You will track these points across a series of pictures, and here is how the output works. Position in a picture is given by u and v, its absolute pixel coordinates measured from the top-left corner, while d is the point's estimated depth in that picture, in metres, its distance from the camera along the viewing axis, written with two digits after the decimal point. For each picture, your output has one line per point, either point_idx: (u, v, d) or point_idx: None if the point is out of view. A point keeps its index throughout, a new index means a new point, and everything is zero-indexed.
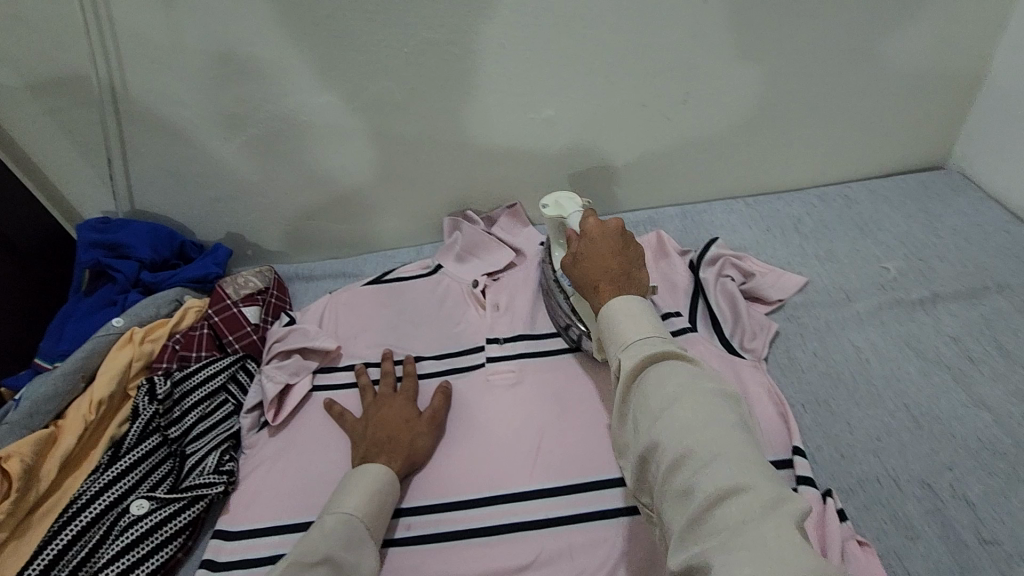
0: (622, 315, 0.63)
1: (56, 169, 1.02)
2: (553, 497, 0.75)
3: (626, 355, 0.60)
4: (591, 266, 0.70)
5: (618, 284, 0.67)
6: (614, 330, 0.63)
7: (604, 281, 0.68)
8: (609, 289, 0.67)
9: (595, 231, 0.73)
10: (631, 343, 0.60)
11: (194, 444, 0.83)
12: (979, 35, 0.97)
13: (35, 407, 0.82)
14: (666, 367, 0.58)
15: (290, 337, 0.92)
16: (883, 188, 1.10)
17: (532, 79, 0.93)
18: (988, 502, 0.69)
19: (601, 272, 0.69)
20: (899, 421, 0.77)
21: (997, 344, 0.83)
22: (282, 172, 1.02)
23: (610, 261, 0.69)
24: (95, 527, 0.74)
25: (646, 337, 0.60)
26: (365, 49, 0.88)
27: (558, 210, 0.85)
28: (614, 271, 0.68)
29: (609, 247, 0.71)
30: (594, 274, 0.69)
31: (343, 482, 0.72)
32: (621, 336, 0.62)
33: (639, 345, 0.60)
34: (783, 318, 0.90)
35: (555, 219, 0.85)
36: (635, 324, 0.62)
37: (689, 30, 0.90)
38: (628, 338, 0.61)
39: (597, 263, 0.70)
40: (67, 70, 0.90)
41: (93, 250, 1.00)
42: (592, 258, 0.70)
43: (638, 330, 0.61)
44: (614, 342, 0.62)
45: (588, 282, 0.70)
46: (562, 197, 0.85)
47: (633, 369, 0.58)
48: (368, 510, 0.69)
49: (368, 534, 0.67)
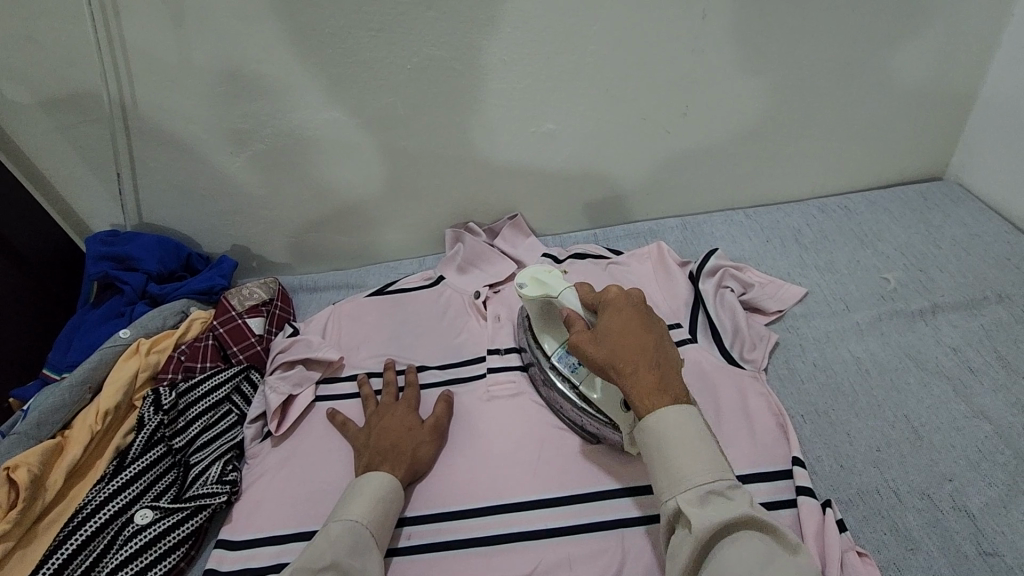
0: (680, 449, 0.58)
1: (66, 184, 1.04)
2: (553, 507, 0.76)
3: (694, 509, 0.56)
4: (623, 346, 0.63)
5: (660, 377, 0.61)
6: (673, 467, 0.58)
7: (642, 366, 0.61)
8: (649, 380, 0.61)
9: (620, 306, 0.67)
10: (696, 491, 0.56)
11: (198, 454, 0.84)
12: (976, 48, 0.98)
13: (42, 417, 0.83)
14: (744, 537, 0.54)
15: (294, 348, 0.93)
16: (883, 199, 1.11)
17: (533, 94, 0.95)
18: (988, 513, 0.68)
19: (636, 355, 0.62)
20: (899, 431, 0.77)
21: (997, 354, 0.83)
22: (287, 185, 1.04)
23: (643, 342, 0.63)
24: (100, 536, 0.74)
25: (714, 485, 0.56)
26: (368, 66, 0.90)
27: (538, 288, 0.78)
28: (651, 356, 0.62)
29: (635, 325, 0.64)
30: (627, 359, 0.62)
31: (348, 488, 0.73)
32: (681, 477, 0.57)
33: (708, 497, 0.56)
34: (782, 328, 0.91)
35: (538, 297, 0.78)
36: (696, 465, 0.57)
37: (687, 45, 0.92)
38: (693, 484, 0.57)
39: (626, 345, 0.63)
40: (78, 87, 0.92)
41: (101, 263, 1.01)
42: (623, 335, 0.63)
43: (701, 474, 0.57)
44: (671, 480, 0.58)
45: (619, 364, 0.62)
46: (540, 273, 0.79)
47: (706, 534, 0.54)
48: (374, 516, 0.69)
49: (374, 540, 0.68)
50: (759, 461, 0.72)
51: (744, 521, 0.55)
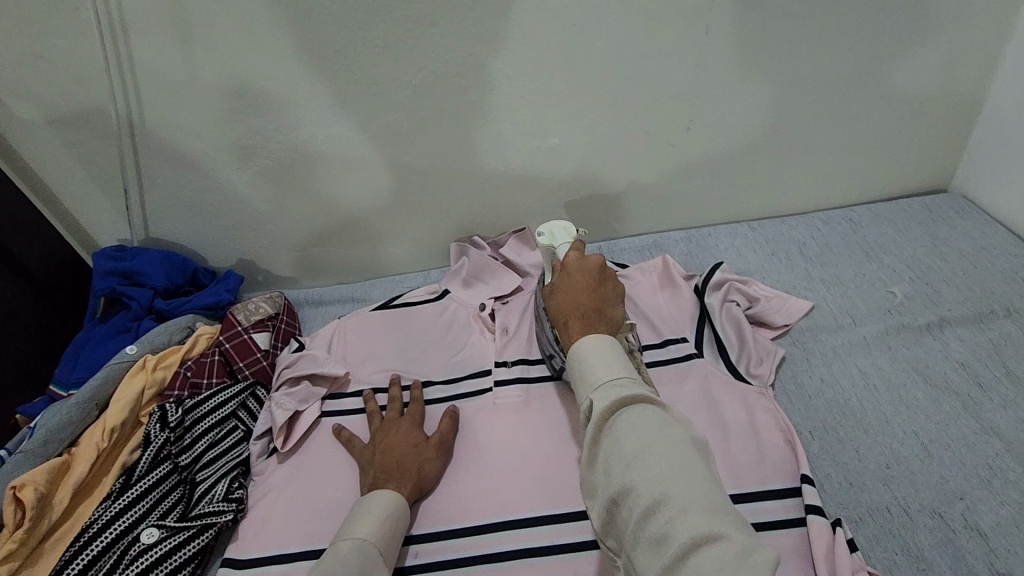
0: (591, 356, 0.61)
1: (74, 200, 1.05)
2: (562, 523, 0.75)
3: (598, 395, 0.57)
4: (565, 302, 0.70)
5: (588, 321, 0.66)
6: (585, 371, 0.61)
7: (575, 316, 0.67)
8: (580, 325, 0.66)
9: (573, 266, 0.74)
10: (602, 385, 0.58)
11: (204, 471, 0.84)
12: (978, 62, 0.98)
13: (49, 435, 0.83)
14: (637, 409, 0.55)
15: (299, 363, 0.93)
16: (888, 211, 1.10)
17: (537, 110, 0.95)
18: (1000, 532, 0.68)
19: (573, 308, 0.68)
20: (908, 448, 0.76)
21: (1006, 369, 0.83)
22: (293, 201, 1.05)
23: (583, 298, 0.69)
24: (106, 555, 0.74)
25: (617, 378, 0.58)
26: (374, 83, 0.91)
27: (550, 239, 0.85)
28: (586, 308, 0.68)
29: (584, 283, 0.71)
30: (566, 307, 0.69)
31: (354, 509, 0.73)
32: (591, 375, 0.60)
33: (611, 386, 0.58)
34: (788, 342, 0.91)
35: (545, 248, 0.85)
36: (605, 365, 0.60)
37: (690, 60, 0.92)
38: (599, 378, 0.59)
39: (571, 297, 0.70)
40: (87, 105, 0.93)
41: (108, 278, 1.02)
42: (569, 292, 0.71)
43: (608, 370, 0.59)
44: (584, 382, 0.60)
45: (560, 316, 0.69)
46: (557, 227, 0.86)
47: (604, 410, 0.56)
48: (381, 534, 0.69)
49: (381, 559, 0.67)
50: (766, 478, 0.72)
51: (640, 396, 0.56)
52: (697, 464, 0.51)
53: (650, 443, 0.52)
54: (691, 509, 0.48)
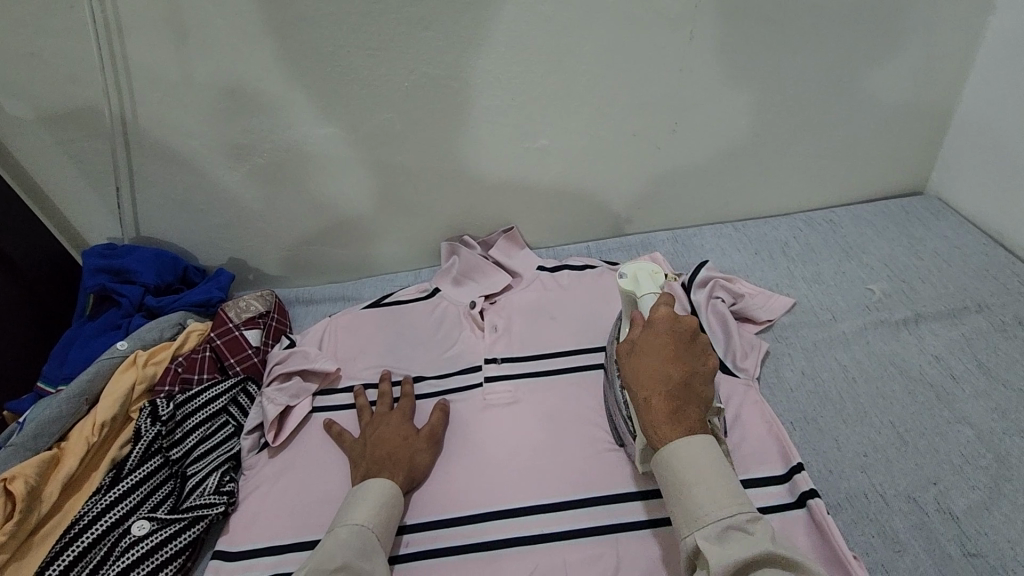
0: (694, 480, 0.60)
1: (63, 197, 1.05)
2: (552, 512, 0.77)
3: (713, 549, 0.56)
4: (646, 376, 0.65)
5: (674, 407, 0.63)
6: (686, 501, 0.60)
7: (657, 397, 0.63)
8: (661, 409, 0.63)
9: (661, 326, 0.67)
10: (713, 528, 0.58)
11: (195, 465, 0.84)
12: (949, 68, 1.02)
13: (38, 429, 0.83)
14: (764, 574, 0.56)
15: (290, 359, 0.94)
16: (867, 212, 1.14)
17: (527, 112, 0.98)
18: (972, 515, 0.70)
19: (656, 386, 0.64)
20: (885, 437, 0.79)
21: (978, 362, 0.86)
22: (286, 201, 1.06)
23: (669, 374, 0.64)
24: (97, 548, 0.74)
25: (730, 520, 0.57)
26: (366, 84, 0.92)
27: (633, 285, 0.73)
28: (672, 388, 0.63)
29: (670, 352, 0.65)
30: (650, 385, 0.64)
31: (348, 498, 0.74)
32: (698, 513, 0.59)
33: (725, 533, 0.57)
34: (772, 338, 0.93)
35: (627, 293, 0.74)
36: (713, 501, 0.59)
37: (674, 65, 0.95)
38: (710, 517, 0.58)
39: (655, 372, 0.64)
40: (79, 102, 0.93)
41: (98, 275, 1.02)
42: (655, 362, 0.65)
43: (718, 509, 0.58)
44: (687, 512, 0.60)
45: (638, 392, 0.65)
46: (643, 273, 0.74)
47: (726, 574, 0.55)
48: (377, 519, 0.70)
49: (379, 543, 0.69)
50: (755, 468, 0.75)
51: (765, 557, 0.56)
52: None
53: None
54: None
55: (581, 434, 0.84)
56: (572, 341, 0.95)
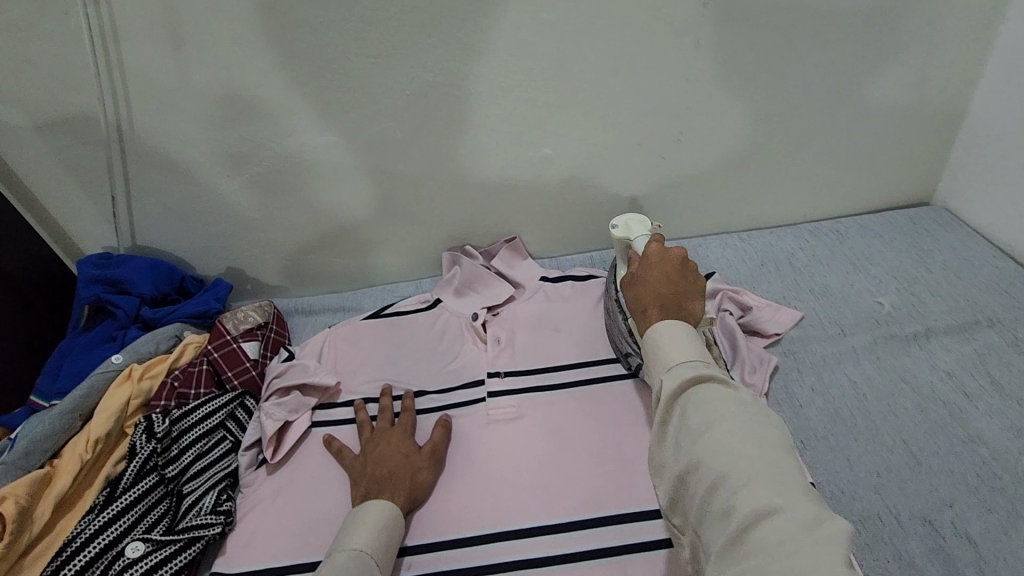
0: (665, 340, 0.64)
1: (58, 206, 1.03)
2: (557, 533, 0.75)
3: (668, 376, 0.61)
4: (645, 292, 0.70)
5: (667, 310, 0.67)
6: (656, 354, 0.64)
7: (654, 306, 0.68)
8: (658, 314, 0.67)
9: (654, 255, 0.74)
10: (674, 367, 0.62)
11: (191, 483, 0.82)
12: (958, 78, 1.01)
13: (30, 448, 0.81)
14: (709, 389, 0.59)
15: (289, 373, 0.92)
16: (873, 223, 1.13)
17: (531, 121, 0.96)
18: (989, 538, 0.69)
19: (653, 298, 0.69)
20: (898, 456, 0.77)
21: (990, 378, 0.84)
22: (285, 209, 1.04)
23: (663, 287, 0.69)
24: (90, 571, 0.72)
25: (689, 360, 0.61)
26: (368, 92, 0.91)
27: (626, 232, 0.86)
28: (666, 297, 0.68)
29: (663, 272, 0.71)
30: (645, 297, 0.69)
31: (346, 522, 0.72)
32: (662, 356, 0.63)
33: (681, 365, 0.61)
34: (780, 352, 0.91)
35: (621, 240, 0.86)
36: (677, 345, 0.63)
37: (680, 73, 0.94)
38: (669, 356, 0.63)
39: (652, 288, 0.70)
40: (74, 110, 0.91)
41: (93, 286, 1.00)
42: (651, 281, 0.70)
43: (680, 354, 0.62)
44: (656, 363, 0.64)
45: (638, 307, 0.70)
46: (632, 220, 0.86)
47: (674, 390, 0.60)
48: (376, 545, 0.68)
49: (378, 569, 0.66)
50: None
51: (709, 377, 0.60)
52: (773, 439, 0.55)
53: (721, 425, 0.56)
54: (753, 479, 0.52)
55: (586, 452, 0.82)
56: (576, 354, 0.93)
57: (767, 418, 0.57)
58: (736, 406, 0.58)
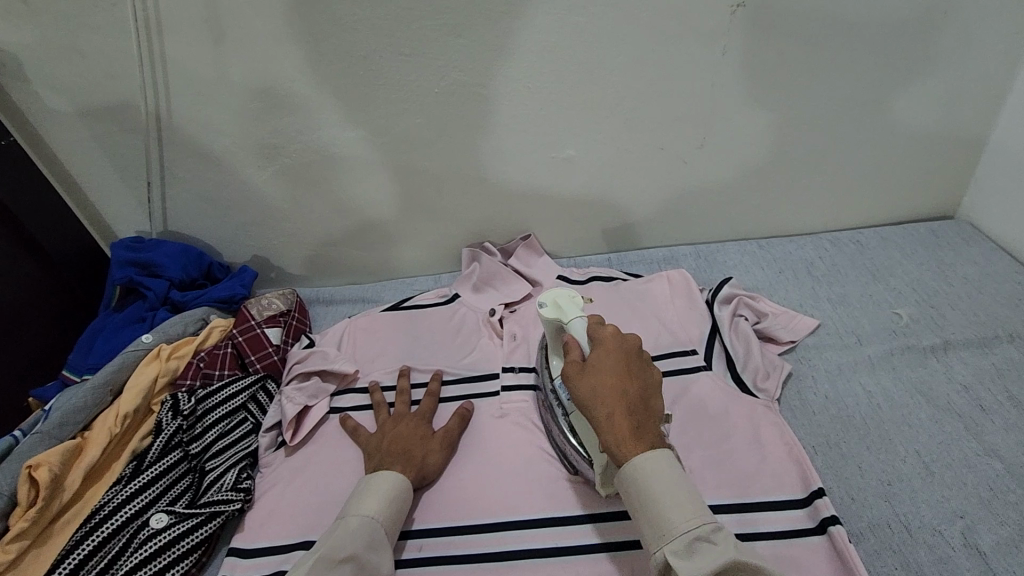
0: (661, 496, 0.58)
1: (97, 190, 1.07)
2: (564, 526, 0.76)
3: (681, 559, 0.56)
4: (602, 393, 0.64)
5: (637, 423, 0.62)
6: (653, 513, 0.59)
7: (621, 418, 0.62)
8: (628, 432, 0.61)
9: (609, 345, 0.68)
10: (681, 539, 0.57)
11: (213, 460, 0.85)
12: (987, 93, 1.01)
13: (64, 418, 0.84)
14: None
15: (310, 359, 0.95)
16: (894, 235, 1.12)
17: (554, 123, 0.98)
18: (1001, 552, 0.68)
19: (616, 405, 0.63)
20: (910, 465, 0.77)
21: (1009, 394, 0.84)
22: (311, 201, 1.07)
23: (624, 392, 0.64)
24: (116, 538, 0.75)
25: (697, 530, 0.56)
26: (396, 89, 0.93)
27: (557, 311, 0.75)
28: (633, 407, 0.63)
29: (621, 370, 0.65)
30: (608, 403, 0.63)
31: (358, 487, 0.74)
32: (665, 526, 0.58)
33: (694, 544, 0.56)
34: (794, 359, 0.92)
35: (553, 320, 0.75)
36: (678, 511, 0.58)
37: (705, 78, 0.94)
38: (676, 530, 0.57)
39: (610, 390, 0.64)
40: (116, 98, 0.95)
41: (126, 268, 1.04)
42: (607, 382, 0.64)
43: (684, 520, 0.57)
44: (655, 529, 0.58)
45: (599, 413, 0.63)
46: (563, 299, 0.76)
47: None
48: (387, 513, 0.71)
49: (387, 537, 0.69)
50: (772, 489, 0.74)
51: (730, 566, 0.54)
52: None
53: None
54: None
55: None
56: None
57: None
58: None
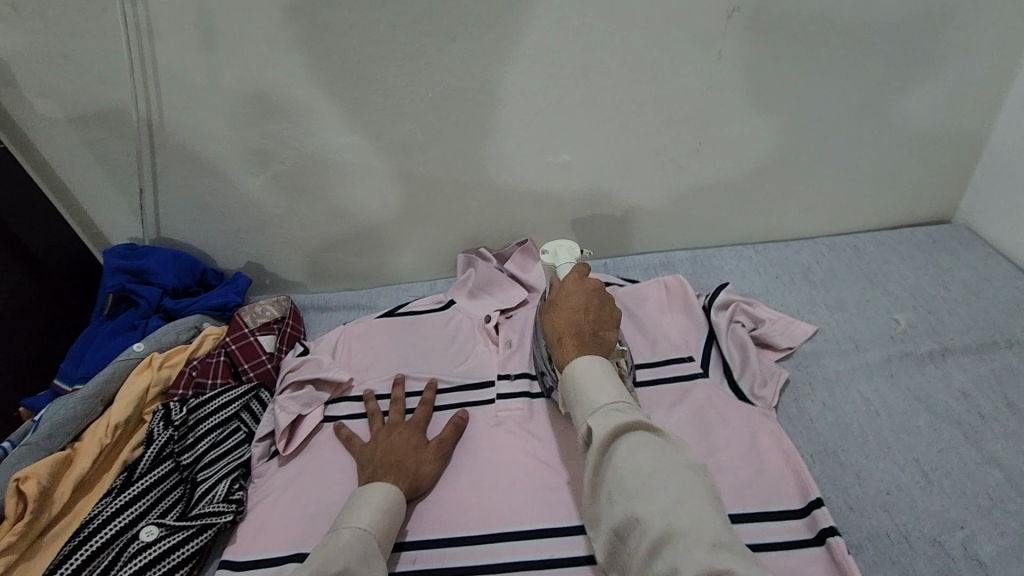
0: (586, 380, 0.66)
1: (89, 197, 1.07)
2: (560, 537, 0.75)
3: (595, 422, 0.62)
4: (560, 318, 0.74)
5: (581, 337, 0.71)
6: (581, 396, 0.66)
7: (569, 334, 0.71)
8: (571, 343, 0.70)
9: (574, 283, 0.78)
10: (598, 410, 0.63)
11: (205, 471, 0.84)
12: (984, 97, 1.00)
13: (53, 429, 0.83)
14: (636, 438, 0.60)
15: (303, 367, 0.94)
16: (892, 240, 1.12)
17: (550, 128, 0.97)
18: (1001, 562, 0.68)
19: (568, 327, 0.72)
20: (909, 474, 0.77)
21: (1008, 401, 0.83)
22: (306, 207, 1.06)
23: (578, 316, 0.73)
24: (105, 553, 0.74)
25: (614, 404, 0.63)
26: (390, 95, 0.92)
27: (553, 258, 0.86)
28: (581, 328, 0.72)
29: (580, 301, 0.75)
30: (561, 323, 0.73)
31: (349, 501, 0.73)
32: (586, 400, 0.65)
33: (610, 413, 0.62)
34: (792, 366, 0.91)
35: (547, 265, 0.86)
36: (599, 390, 0.65)
37: (701, 83, 0.94)
38: (595, 405, 0.64)
39: (567, 315, 0.74)
40: (108, 104, 0.94)
41: (118, 276, 1.02)
42: (565, 309, 0.75)
43: (603, 396, 0.64)
44: (581, 408, 0.65)
45: (554, 333, 0.73)
46: (561, 247, 0.86)
47: (604, 441, 0.60)
48: (379, 526, 0.70)
49: (380, 550, 0.68)
50: (769, 499, 0.73)
51: (636, 426, 0.61)
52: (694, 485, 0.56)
53: (650, 475, 0.57)
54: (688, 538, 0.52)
55: None
56: None
57: (692, 470, 0.58)
58: (664, 459, 0.58)
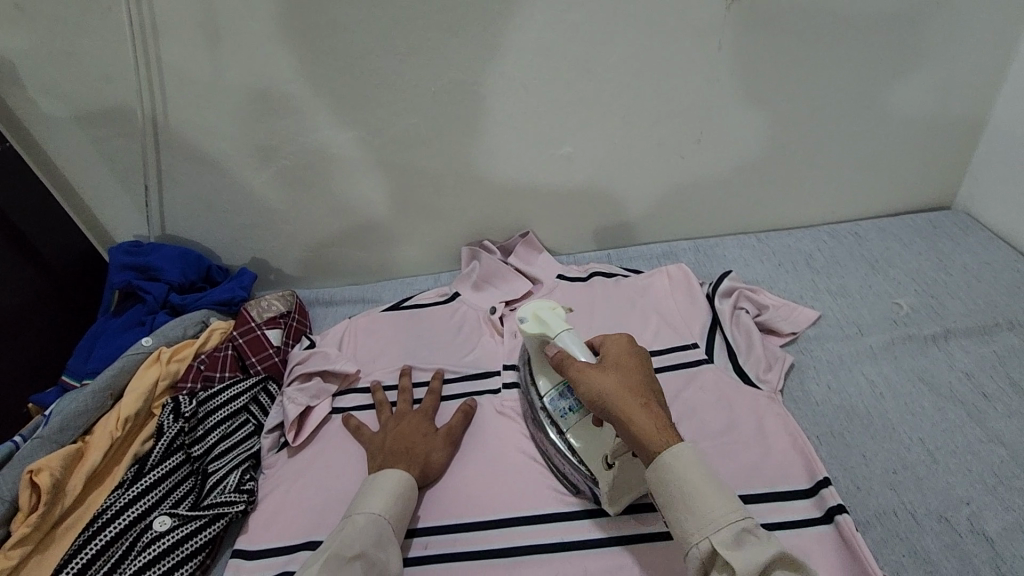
0: (700, 484, 0.55)
1: (94, 195, 1.07)
2: (569, 521, 0.76)
3: (728, 548, 0.52)
4: (632, 382, 0.63)
5: (664, 410, 0.62)
6: (694, 503, 0.55)
7: (655, 404, 0.61)
8: (663, 416, 0.60)
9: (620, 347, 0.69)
10: (725, 527, 0.53)
11: (216, 462, 0.84)
12: (981, 83, 1.01)
13: (64, 423, 0.84)
14: None
15: (311, 360, 0.94)
16: (892, 226, 1.13)
17: (552, 120, 0.98)
18: (1008, 536, 0.69)
19: (650, 393, 0.62)
20: (914, 453, 0.77)
21: (1011, 381, 0.84)
22: (311, 202, 1.07)
23: (651, 385, 0.64)
24: (118, 543, 0.74)
25: (740, 522, 0.53)
26: (393, 88, 0.93)
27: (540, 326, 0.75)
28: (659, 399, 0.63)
29: (639, 367, 0.67)
30: (637, 388, 0.63)
31: (363, 485, 0.74)
32: (707, 514, 0.54)
33: (742, 535, 0.53)
34: (796, 351, 0.92)
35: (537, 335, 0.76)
36: (717, 499, 0.55)
37: (702, 73, 0.95)
38: (722, 520, 0.53)
39: (636, 380, 0.64)
40: (112, 102, 0.95)
41: (124, 272, 1.03)
42: (632, 374, 0.65)
43: (725, 507, 0.54)
44: (696, 519, 0.54)
45: (633, 398, 0.61)
46: (544, 312, 0.76)
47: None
48: (393, 510, 0.70)
49: (394, 533, 0.69)
50: (776, 481, 0.74)
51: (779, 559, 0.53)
52: None
53: None
54: None
55: None
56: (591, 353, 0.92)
57: None
58: None
